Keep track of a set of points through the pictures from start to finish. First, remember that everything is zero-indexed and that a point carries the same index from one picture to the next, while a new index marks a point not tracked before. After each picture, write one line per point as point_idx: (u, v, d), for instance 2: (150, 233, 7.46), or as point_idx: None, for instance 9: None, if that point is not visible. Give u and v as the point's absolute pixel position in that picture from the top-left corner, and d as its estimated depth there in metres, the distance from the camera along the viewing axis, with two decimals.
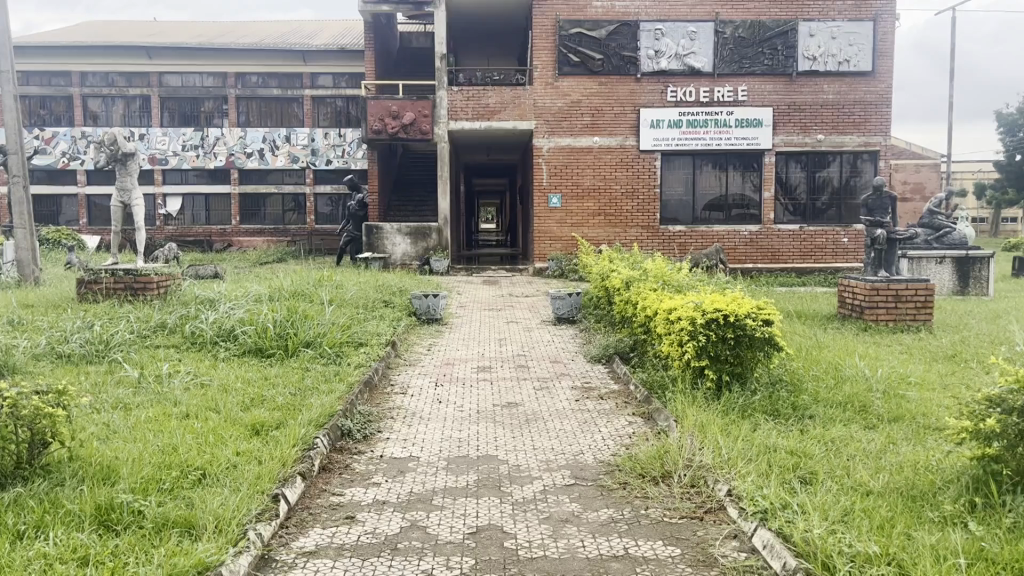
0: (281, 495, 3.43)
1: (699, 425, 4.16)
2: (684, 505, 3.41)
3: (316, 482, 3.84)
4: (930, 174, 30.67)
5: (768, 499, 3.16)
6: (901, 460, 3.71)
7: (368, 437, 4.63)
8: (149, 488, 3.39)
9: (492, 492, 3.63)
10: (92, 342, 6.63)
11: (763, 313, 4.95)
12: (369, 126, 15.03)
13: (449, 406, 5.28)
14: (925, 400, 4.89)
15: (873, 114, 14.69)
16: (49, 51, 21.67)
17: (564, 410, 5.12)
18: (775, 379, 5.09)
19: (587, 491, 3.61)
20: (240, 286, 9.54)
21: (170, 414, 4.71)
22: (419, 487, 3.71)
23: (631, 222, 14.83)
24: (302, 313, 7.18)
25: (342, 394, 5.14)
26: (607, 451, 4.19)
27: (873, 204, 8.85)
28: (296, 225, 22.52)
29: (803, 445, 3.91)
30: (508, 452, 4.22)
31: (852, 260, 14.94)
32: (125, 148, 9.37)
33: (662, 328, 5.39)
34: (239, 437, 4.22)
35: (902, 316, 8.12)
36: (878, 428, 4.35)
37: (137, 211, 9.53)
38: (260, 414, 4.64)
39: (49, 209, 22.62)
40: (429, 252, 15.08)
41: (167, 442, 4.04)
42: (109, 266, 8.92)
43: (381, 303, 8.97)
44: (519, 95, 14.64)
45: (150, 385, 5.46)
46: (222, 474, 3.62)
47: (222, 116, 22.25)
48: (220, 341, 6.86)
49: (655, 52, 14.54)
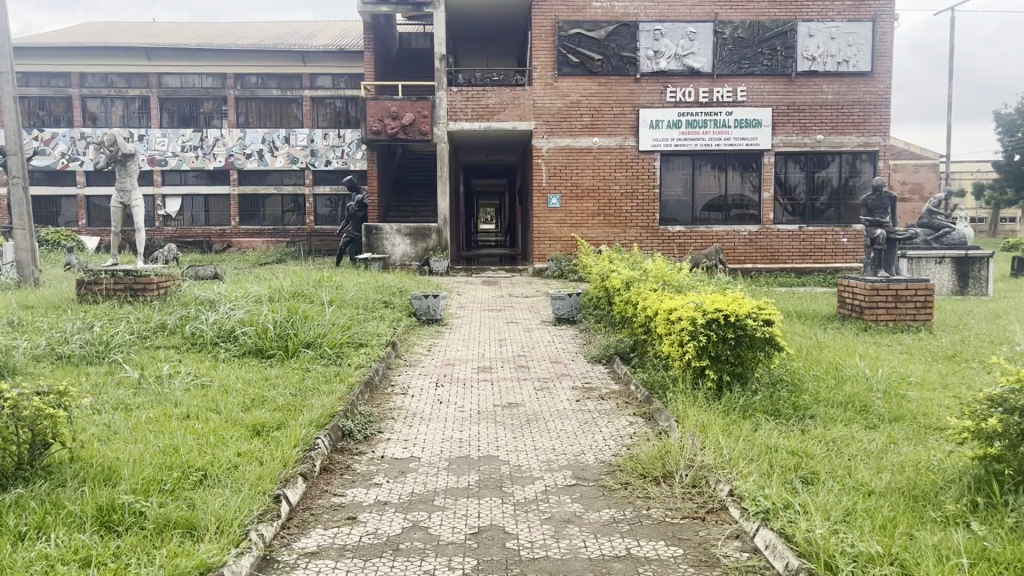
0: (282, 496, 3.43)
1: (700, 425, 4.16)
2: (685, 504, 3.41)
3: (317, 483, 3.84)
4: (929, 174, 30.67)
5: (770, 499, 3.16)
6: (902, 460, 3.71)
7: (369, 437, 4.62)
8: (150, 488, 3.38)
9: (494, 492, 3.63)
10: (92, 343, 6.63)
11: (764, 313, 4.96)
12: (369, 127, 15.02)
13: (450, 406, 5.28)
14: (925, 400, 4.89)
15: (872, 115, 14.70)
16: (48, 52, 21.67)
17: (564, 410, 5.11)
18: (775, 379, 5.09)
19: (588, 492, 3.61)
20: (240, 287, 9.53)
21: (170, 415, 4.71)
22: (421, 487, 3.71)
23: (631, 222, 14.84)
24: (303, 314, 7.18)
25: (342, 394, 5.14)
26: (608, 452, 4.19)
27: (873, 205, 8.84)
28: (295, 226, 22.52)
29: (804, 445, 3.91)
30: (509, 452, 4.22)
31: (851, 260, 14.94)
32: (125, 149, 9.37)
33: (662, 328, 5.39)
34: (240, 438, 4.22)
35: (902, 315, 8.12)
36: (879, 428, 4.35)
37: (136, 211, 9.54)
38: (261, 415, 4.64)
39: (48, 210, 22.61)
40: (429, 253, 15.08)
41: (168, 443, 4.04)
42: (109, 267, 8.91)
43: (382, 304, 8.97)
44: (519, 95, 14.64)
45: (150, 385, 5.46)
46: (223, 475, 3.62)
47: (221, 117, 22.24)
48: (221, 341, 6.86)
49: (655, 53, 14.55)
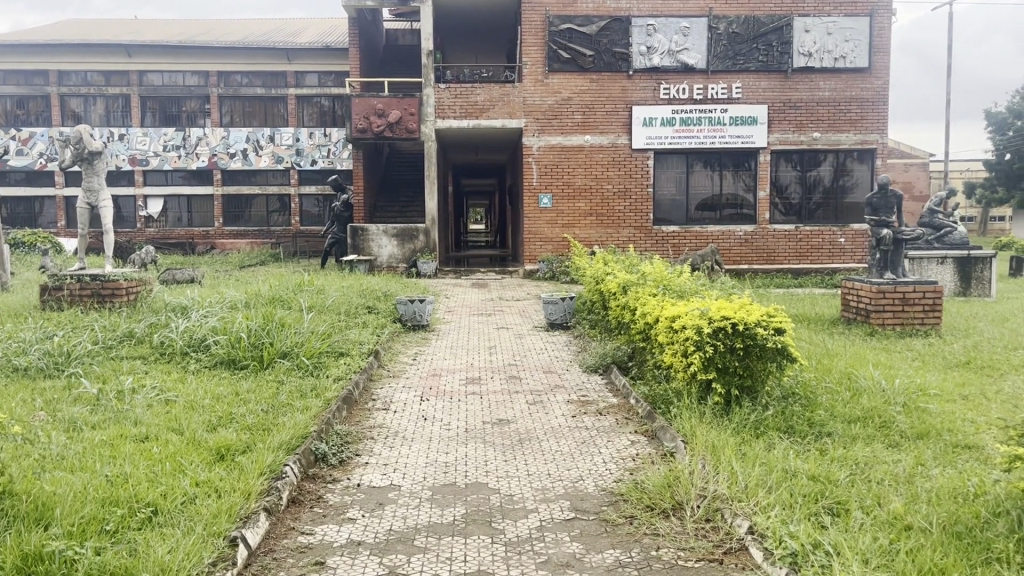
0: (240, 538, 3.00)
1: (710, 446, 3.75)
2: (699, 543, 3.00)
3: (284, 519, 3.41)
4: (918, 173, 30.37)
5: (798, 539, 2.78)
6: (936, 487, 3.34)
7: (344, 461, 4.20)
8: (88, 532, 2.95)
9: (483, 529, 3.21)
10: (52, 354, 6.16)
11: (774, 320, 4.56)
12: (353, 125, 14.44)
13: (435, 423, 4.87)
14: (948, 415, 4.53)
15: (870, 112, 14.38)
16: (25, 50, 21.08)
17: (559, 428, 4.71)
18: (787, 393, 4.70)
19: (589, 528, 3.20)
20: (214, 291, 9.03)
21: (126, 437, 4.26)
22: (400, 523, 3.29)
23: (624, 222, 14.46)
24: (279, 323, 6.72)
25: (317, 413, 4.71)
26: (609, 477, 3.79)
27: (879, 204, 8.42)
28: (281, 227, 22.00)
29: (826, 469, 3.52)
30: (499, 479, 3.81)
31: (848, 260, 14.64)
32: (92, 147, 8.86)
33: (664, 337, 4.98)
34: (200, 464, 3.78)
35: (910, 319, 7.77)
36: (903, 448, 3.97)
37: (105, 212, 9.06)
38: (228, 435, 4.22)
39: (26, 211, 21.97)
40: (416, 254, 14.64)
41: (118, 472, 3.60)
42: (75, 271, 8.45)
43: (365, 309, 8.54)
44: (509, 93, 14.22)
45: (110, 402, 4.99)
46: (176, 512, 3.21)
47: (204, 115, 21.70)
48: (191, 351, 6.41)
49: (647, 48, 14.21)
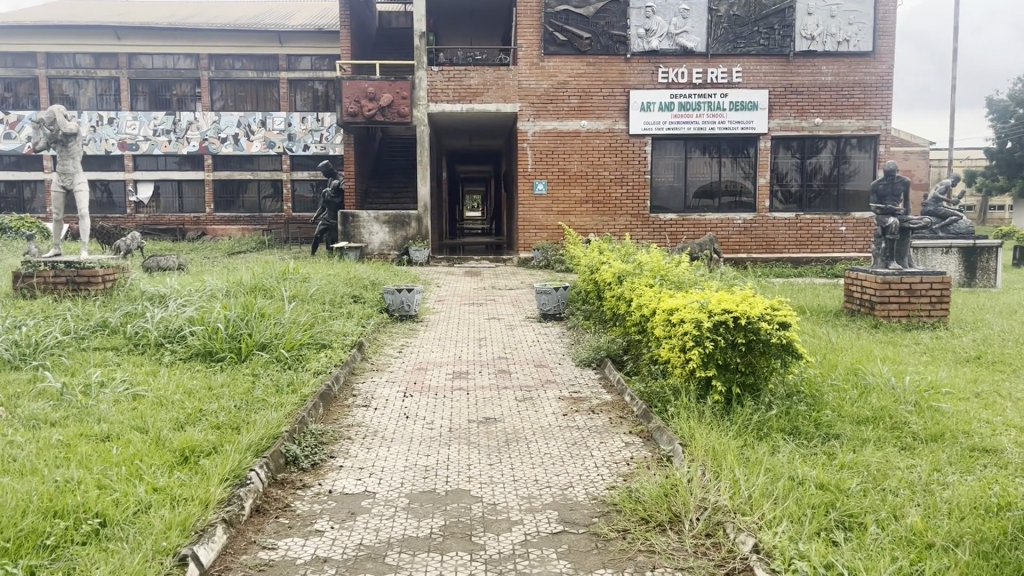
0: (191, 556, 2.71)
1: (710, 450, 3.47)
2: (699, 564, 2.73)
3: (246, 531, 3.13)
4: (918, 161, 30.12)
5: (810, 560, 2.51)
6: (956, 496, 3.06)
7: (317, 464, 3.91)
8: (24, 548, 2.65)
9: (462, 545, 2.93)
10: (18, 346, 5.82)
11: (778, 314, 4.26)
12: (344, 109, 14.07)
13: (418, 422, 4.58)
14: (963, 415, 4.25)
15: (873, 97, 14.04)
16: (14, 32, 20.69)
17: (548, 428, 4.42)
18: (790, 391, 4.43)
19: (578, 544, 2.92)
20: (195, 279, 8.66)
21: (86, 437, 3.96)
22: (371, 537, 3.00)
23: (621, 210, 14.15)
24: (259, 313, 6.42)
25: (291, 411, 4.42)
26: (602, 484, 3.51)
27: (885, 191, 8.11)
28: (272, 213, 21.65)
29: (837, 476, 3.25)
30: (482, 486, 3.52)
31: (849, 250, 14.35)
32: (67, 129, 8.51)
33: (661, 330, 4.68)
34: (162, 468, 3.49)
35: (916, 310, 7.50)
36: (917, 452, 3.70)
37: (82, 196, 8.70)
38: (194, 435, 3.91)
39: (13, 196, 21.49)
40: (408, 242, 14.31)
41: (69, 476, 3.29)
42: (49, 258, 8.12)
43: (350, 299, 8.24)
44: (503, 76, 13.86)
45: (75, 397, 4.69)
46: (127, 523, 2.91)
47: (195, 99, 21.28)
48: (166, 342, 6.10)
49: (646, 31, 13.83)
